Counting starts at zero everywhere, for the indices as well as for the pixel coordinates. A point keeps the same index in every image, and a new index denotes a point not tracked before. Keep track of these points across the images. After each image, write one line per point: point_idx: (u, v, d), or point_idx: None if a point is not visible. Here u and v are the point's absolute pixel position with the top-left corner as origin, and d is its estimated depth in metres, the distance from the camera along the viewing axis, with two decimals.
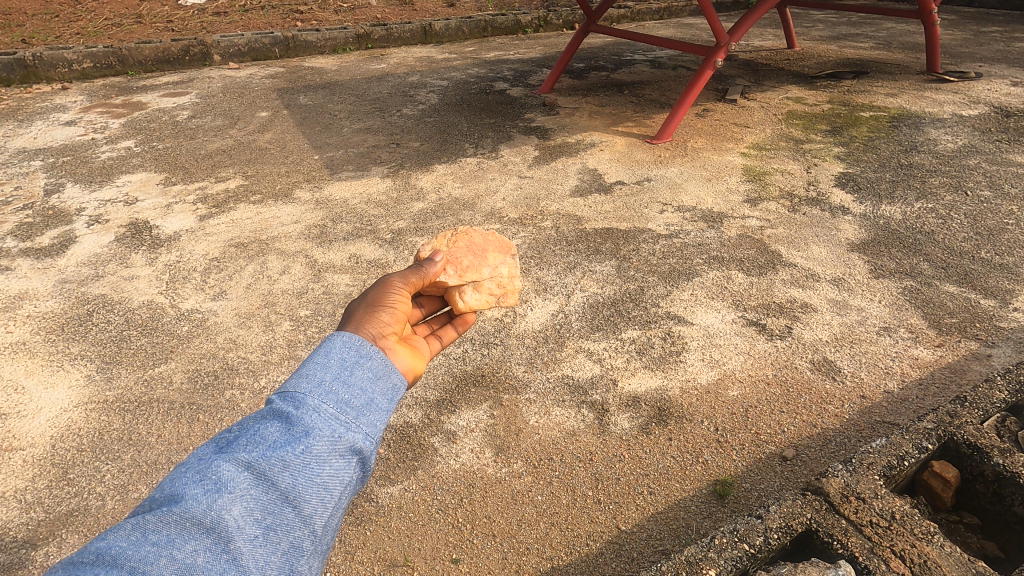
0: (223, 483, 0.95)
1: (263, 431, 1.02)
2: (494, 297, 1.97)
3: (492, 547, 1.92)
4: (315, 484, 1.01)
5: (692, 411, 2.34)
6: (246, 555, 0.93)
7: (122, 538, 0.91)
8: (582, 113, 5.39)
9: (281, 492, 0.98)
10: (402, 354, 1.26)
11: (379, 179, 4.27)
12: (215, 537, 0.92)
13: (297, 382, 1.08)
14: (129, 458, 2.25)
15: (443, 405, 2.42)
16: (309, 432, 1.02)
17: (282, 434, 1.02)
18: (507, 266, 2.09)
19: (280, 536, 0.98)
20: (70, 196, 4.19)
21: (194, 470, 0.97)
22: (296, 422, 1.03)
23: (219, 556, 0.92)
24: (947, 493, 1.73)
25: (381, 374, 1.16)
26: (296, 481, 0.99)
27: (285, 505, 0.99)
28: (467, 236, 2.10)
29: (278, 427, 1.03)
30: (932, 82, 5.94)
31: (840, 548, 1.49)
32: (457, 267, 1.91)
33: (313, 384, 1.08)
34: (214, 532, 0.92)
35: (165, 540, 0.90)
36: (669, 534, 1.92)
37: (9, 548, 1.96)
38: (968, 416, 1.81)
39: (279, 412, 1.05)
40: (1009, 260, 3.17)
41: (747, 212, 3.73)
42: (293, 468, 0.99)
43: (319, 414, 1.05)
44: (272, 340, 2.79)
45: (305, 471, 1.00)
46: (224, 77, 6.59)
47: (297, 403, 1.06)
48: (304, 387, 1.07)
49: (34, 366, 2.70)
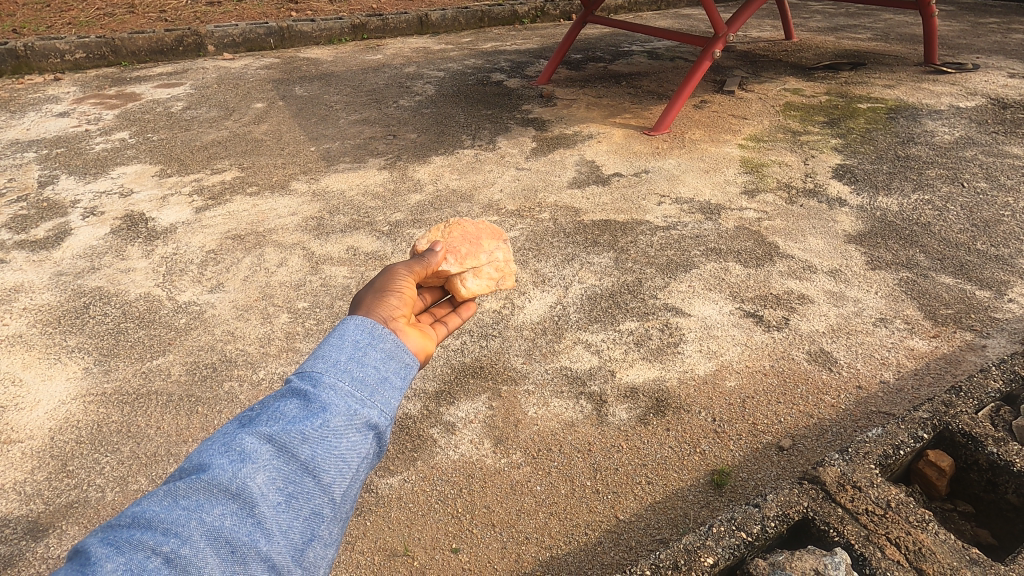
0: (247, 453, 0.99)
1: (283, 407, 1.05)
2: (494, 281, 1.99)
3: (491, 536, 1.93)
4: (333, 457, 1.03)
5: (690, 402, 2.35)
6: (270, 520, 0.96)
7: (154, 503, 0.94)
8: (580, 105, 5.38)
9: (301, 463, 1.01)
10: (413, 335, 1.26)
11: (376, 170, 4.25)
12: (241, 502, 0.95)
13: (314, 362, 1.10)
14: (129, 450, 2.25)
15: (442, 396, 2.43)
16: (327, 408, 1.05)
17: (300, 410, 1.04)
18: (502, 251, 2.10)
19: (301, 504, 1.00)
20: (65, 187, 4.16)
21: (220, 442, 1.00)
22: (314, 398, 1.06)
23: (245, 520, 0.95)
24: (942, 482, 1.75)
25: (394, 355, 1.17)
26: (316, 453, 1.01)
27: (305, 475, 1.01)
28: (460, 227, 2.10)
29: (296, 404, 1.06)
30: (930, 73, 5.94)
31: (836, 536, 1.50)
32: (456, 256, 1.91)
33: (329, 364, 1.10)
34: (239, 498, 0.95)
35: (195, 505, 0.94)
36: (667, 524, 1.94)
37: (10, 539, 1.97)
38: (963, 405, 1.83)
39: (297, 390, 1.07)
40: (1005, 252, 3.19)
41: (744, 203, 3.74)
42: (312, 441, 1.02)
43: (336, 391, 1.07)
44: (270, 332, 2.79)
45: (323, 443, 1.02)
46: (218, 68, 6.53)
47: (314, 381, 1.08)
48: (320, 367, 1.09)
49: (31, 359, 2.69)
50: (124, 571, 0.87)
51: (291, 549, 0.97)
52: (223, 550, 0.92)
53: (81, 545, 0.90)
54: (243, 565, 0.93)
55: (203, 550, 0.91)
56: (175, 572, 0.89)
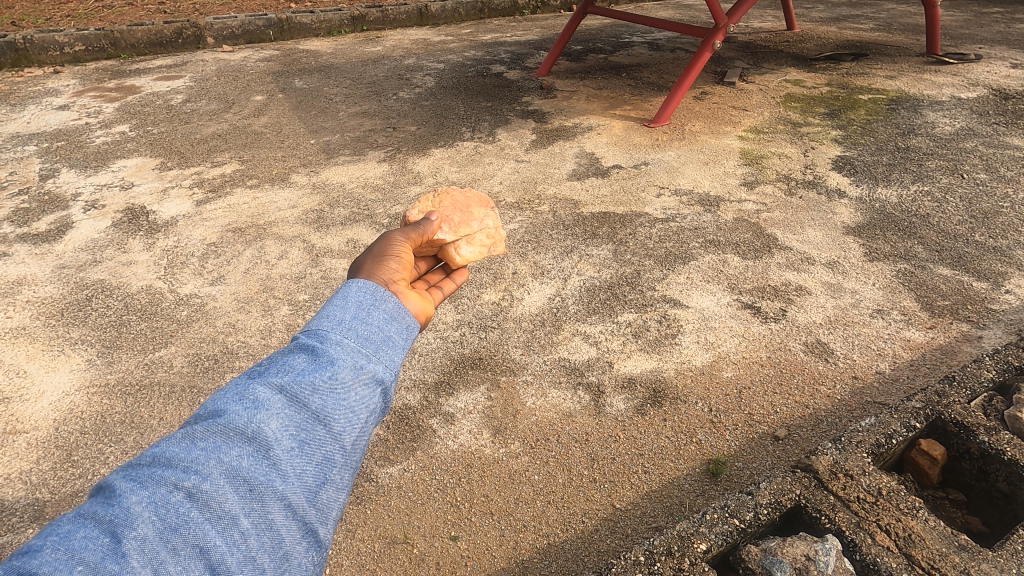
0: (259, 401, 1.02)
1: (292, 360, 1.08)
2: (486, 247, 2.01)
3: (490, 524, 1.96)
4: (343, 407, 1.06)
5: (687, 393, 2.38)
6: (284, 463, 0.99)
7: (173, 445, 0.98)
8: (580, 96, 5.37)
9: (312, 412, 1.03)
10: (414, 297, 1.29)
11: (376, 163, 4.26)
12: (256, 445, 0.98)
13: (320, 321, 1.13)
14: (132, 440, 2.28)
15: (441, 387, 2.46)
16: (334, 361, 1.08)
17: (309, 363, 1.07)
18: (491, 218, 2.12)
19: (313, 450, 1.02)
20: (66, 181, 4.18)
21: (234, 391, 1.04)
22: (322, 352, 1.09)
23: (261, 462, 0.98)
24: (934, 471, 1.77)
25: (397, 315, 1.19)
26: (326, 402, 1.04)
27: (316, 424, 1.03)
28: (449, 196, 2.14)
29: (305, 357, 1.08)
30: (931, 64, 5.92)
31: (828, 523, 1.53)
32: (450, 225, 1.92)
33: (335, 322, 1.13)
34: (254, 441, 0.99)
35: (212, 446, 0.97)
36: (663, 512, 1.97)
37: (16, 527, 2.00)
38: (956, 395, 1.85)
39: (305, 345, 1.10)
40: (1003, 243, 3.19)
41: (744, 195, 3.74)
42: (322, 392, 1.05)
43: (343, 345, 1.10)
44: (271, 324, 2.81)
45: (333, 394, 1.05)
46: (218, 61, 6.51)
47: (322, 337, 1.11)
48: (326, 325, 1.13)
49: (35, 351, 2.72)
50: (149, 503, 0.90)
51: (306, 490, 1.00)
52: (241, 488, 0.95)
53: (105, 481, 0.94)
54: (261, 503, 0.95)
55: (222, 487, 0.94)
56: (196, 506, 0.92)
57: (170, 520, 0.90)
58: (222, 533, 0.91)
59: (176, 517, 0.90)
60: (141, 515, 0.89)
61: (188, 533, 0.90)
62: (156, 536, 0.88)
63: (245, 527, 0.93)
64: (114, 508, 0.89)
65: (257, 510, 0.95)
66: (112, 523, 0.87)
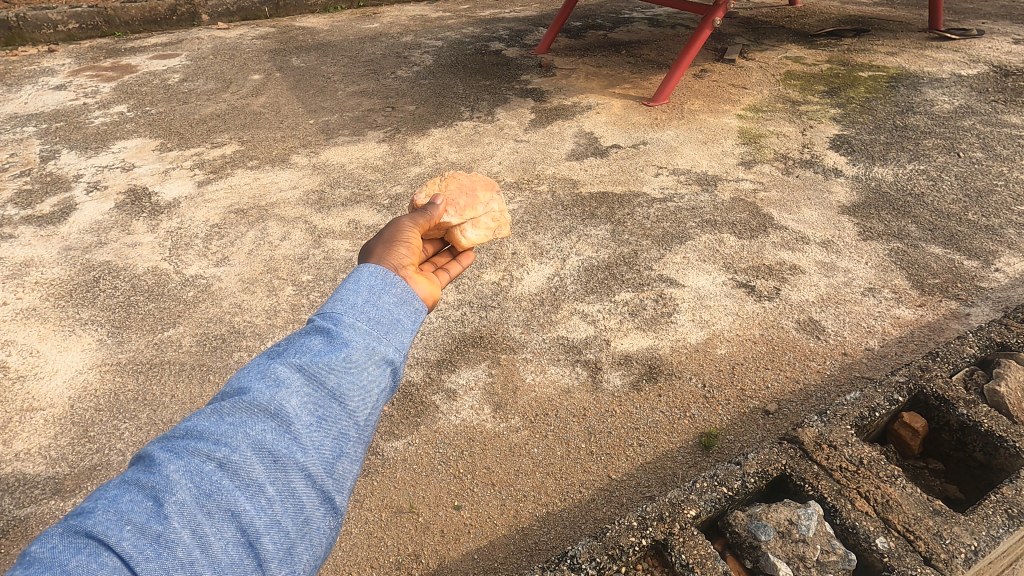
0: (280, 379, 1.08)
1: (309, 342, 1.14)
2: (492, 231, 2.05)
3: (491, 494, 2.06)
4: (357, 385, 1.13)
5: (682, 369, 2.45)
6: (304, 437, 1.06)
7: (204, 419, 1.05)
8: (579, 75, 5.34)
9: (328, 390, 1.10)
10: (421, 282, 1.35)
11: (376, 143, 4.28)
12: (279, 421, 1.05)
13: (334, 304, 1.19)
14: (146, 417, 2.36)
15: (443, 364, 2.53)
16: (349, 343, 1.14)
17: (325, 345, 1.14)
18: (497, 202, 2.16)
19: (330, 425, 1.09)
20: (67, 162, 4.20)
21: (256, 370, 1.10)
22: (336, 334, 1.15)
23: (284, 435, 1.05)
24: (915, 442, 1.85)
25: (405, 299, 1.25)
26: (341, 382, 1.11)
27: (332, 401, 1.10)
28: (456, 180, 2.18)
29: (321, 339, 1.15)
30: (933, 39, 5.87)
31: (811, 490, 1.62)
32: (456, 208, 1.97)
33: (348, 306, 1.19)
34: (276, 417, 1.05)
35: (239, 421, 1.04)
36: (657, 482, 2.06)
37: (39, 499, 2.10)
38: (938, 369, 1.93)
39: (321, 328, 1.16)
40: (995, 222, 3.24)
41: (741, 174, 3.78)
42: (337, 371, 1.11)
43: (357, 329, 1.16)
44: (276, 304, 2.87)
45: (347, 373, 1.12)
46: (213, 39, 6.45)
47: (336, 321, 1.17)
48: (340, 308, 1.19)
49: (46, 331, 2.78)
50: (185, 471, 0.98)
51: (324, 462, 1.07)
52: (266, 459, 1.02)
53: (145, 451, 1.02)
54: (284, 473, 1.03)
55: (250, 458, 1.01)
56: (227, 474, 1.00)
57: (204, 487, 0.98)
58: (250, 499, 0.99)
59: (210, 484, 0.98)
60: (179, 482, 0.97)
61: (220, 499, 0.97)
62: (193, 501, 0.96)
63: (271, 494, 1.01)
64: (155, 475, 0.97)
65: (281, 478, 1.02)
66: (155, 488, 0.96)
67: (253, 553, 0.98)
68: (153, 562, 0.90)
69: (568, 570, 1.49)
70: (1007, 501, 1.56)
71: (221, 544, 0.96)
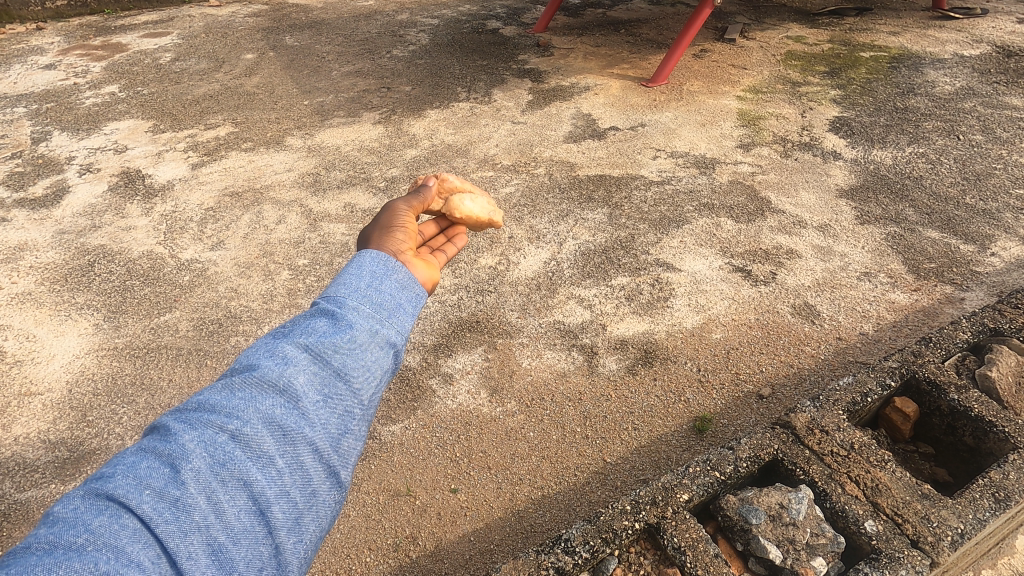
0: (288, 358, 1.09)
1: (314, 324, 1.14)
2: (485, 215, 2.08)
3: (487, 478, 2.08)
4: (360, 365, 1.13)
5: (676, 354, 2.47)
6: (312, 413, 1.07)
7: (215, 393, 1.06)
8: (578, 54, 5.27)
9: (334, 369, 1.11)
10: (420, 266, 1.35)
11: (372, 125, 4.23)
12: (287, 397, 1.06)
13: (337, 288, 1.20)
14: (144, 401, 2.37)
15: (440, 349, 2.54)
16: (353, 325, 1.14)
17: (330, 326, 1.14)
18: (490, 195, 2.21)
19: (335, 403, 1.10)
20: (59, 144, 4.15)
21: (264, 348, 1.11)
22: (342, 317, 1.15)
23: (293, 410, 1.06)
24: (905, 426, 1.87)
25: (406, 285, 1.26)
26: (346, 361, 1.11)
27: (338, 380, 1.11)
28: None
29: (326, 321, 1.15)
30: (937, 19, 5.79)
31: (802, 475, 1.64)
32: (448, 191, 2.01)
33: (350, 290, 1.19)
34: (285, 393, 1.06)
35: (249, 397, 1.05)
36: (651, 465, 2.08)
37: (40, 482, 2.11)
38: (931, 355, 1.94)
39: (326, 309, 1.17)
40: (993, 206, 3.24)
41: (739, 157, 3.75)
42: (342, 352, 1.12)
43: (360, 312, 1.17)
44: (272, 289, 2.87)
45: (352, 354, 1.12)
46: (205, 16, 6.33)
47: (340, 303, 1.17)
48: (343, 291, 1.19)
49: (43, 316, 2.78)
50: (200, 441, 0.99)
51: (330, 438, 1.08)
52: (276, 433, 1.03)
53: (160, 422, 1.03)
54: (293, 446, 1.04)
55: (260, 431, 1.02)
56: (239, 446, 1.00)
57: (218, 456, 0.99)
58: (261, 469, 1.00)
59: (223, 454, 0.99)
60: (194, 450, 0.98)
61: (232, 468, 0.98)
62: (208, 468, 0.97)
63: (280, 465, 1.02)
64: (171, 444, 0.98)
65: (290, 451, 1.03)
66: (171, 456, 0.97)
67: (264, 521, 0.99)
68: (171, 525, 0.92)
69: (562, 554, 1.52)
70: (994, 485, 1.59)
71: (234, 511, 0.97)
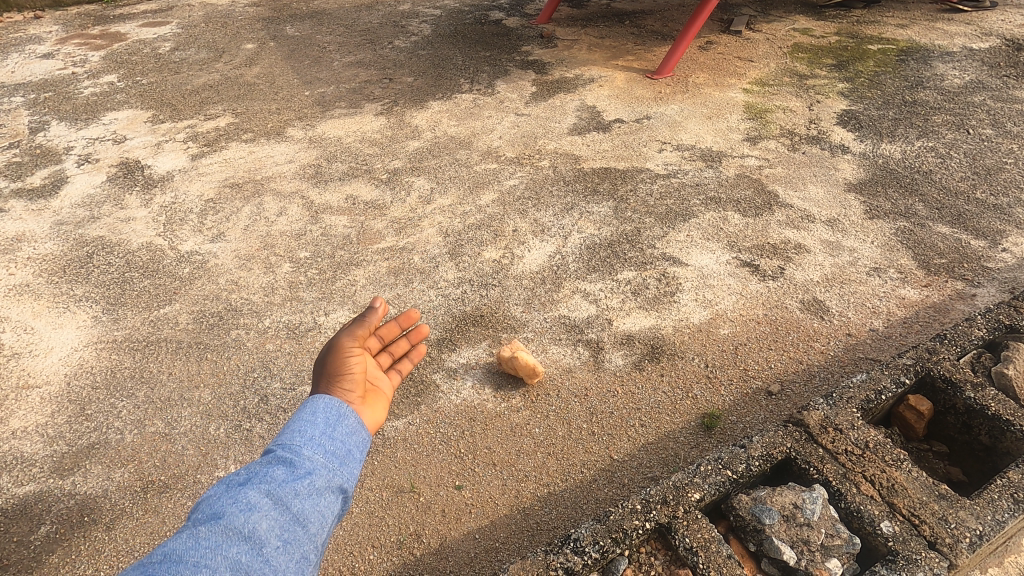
0: (251, 504, 1.12)
1: (271, 470, 1.19)
2: None
3: (492, 474, 2.05)
4: (317, 509, 1.18)
5: (684, 349, 2.43)
6: (275, 559, 1.09)
7: (177, 543, 1.05)
8: (582, 46, 5.20)
9: (293, 513, 1.15)
10: (368, 409, 1.44)
11: (374, 116, 4.17)
12: (252, 543, 1.08)
13: (291, 437, 1.27)
14: (143, 395, 2.34)
15: (444, 343, 2.50)
16: (311, 472, 1.21)
17: (287, 474, 1.19)
18: None
19: (295, 547, 1.13)
20: (56, 134, 4.09)
21: (224, 497, 1.13)
22: (299, 464, 1.21)
23: (257, 556, 1.07)
24: (919, 425, 1.84)
25: (355, 429, 1.35)
26: (304, 505, 1.16)
27: (297, 524, 1.14)
28: None
29: (283, 469, 1.20)
30: (945, 11, 5.71)
31: (815, 474, 1.61)
32: None
33: (305, 438, 1.27)
34: (249, 539, 1.08)
35: (215, 545, 1.05)
36: (659, 462, 2.05)
37: (38, 477, 2.08)
38: (946, 352, 1.91)
39: (281, 458, 1.22)
40: (1004, 201, 3.19)
41: (745, 150, 3.70)
42: (302, 496, 1.17)
43: (316, 460, 1.24)
44: (273, 282, 2.83)
45: (311, 498, 1.18)
46: (205, 6, 6.25)
47: (296, 452, 1.23)
48: (297, 440, 1.26)
49: (40, 308, 2.74)
50: None
51: None
52: None
53: None
54: None
55: None
56: None
57: None
58: None
59: None
60: None
61: None
62: None
63: None
64: None
65: None
66: None
67: None
68: None
69: (571, 554, 1.49)
70: (1012, 485, 1.56)
71: None
